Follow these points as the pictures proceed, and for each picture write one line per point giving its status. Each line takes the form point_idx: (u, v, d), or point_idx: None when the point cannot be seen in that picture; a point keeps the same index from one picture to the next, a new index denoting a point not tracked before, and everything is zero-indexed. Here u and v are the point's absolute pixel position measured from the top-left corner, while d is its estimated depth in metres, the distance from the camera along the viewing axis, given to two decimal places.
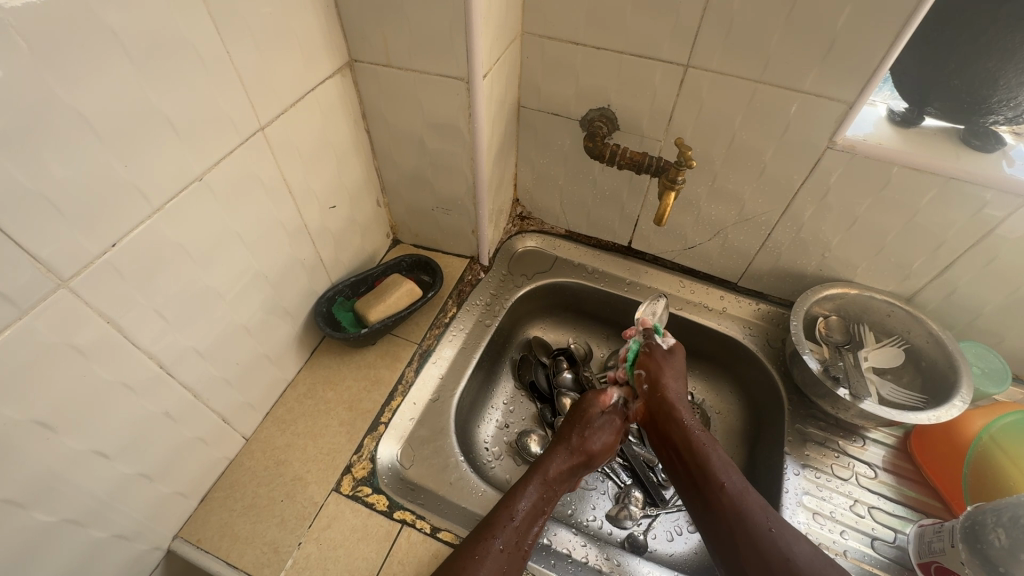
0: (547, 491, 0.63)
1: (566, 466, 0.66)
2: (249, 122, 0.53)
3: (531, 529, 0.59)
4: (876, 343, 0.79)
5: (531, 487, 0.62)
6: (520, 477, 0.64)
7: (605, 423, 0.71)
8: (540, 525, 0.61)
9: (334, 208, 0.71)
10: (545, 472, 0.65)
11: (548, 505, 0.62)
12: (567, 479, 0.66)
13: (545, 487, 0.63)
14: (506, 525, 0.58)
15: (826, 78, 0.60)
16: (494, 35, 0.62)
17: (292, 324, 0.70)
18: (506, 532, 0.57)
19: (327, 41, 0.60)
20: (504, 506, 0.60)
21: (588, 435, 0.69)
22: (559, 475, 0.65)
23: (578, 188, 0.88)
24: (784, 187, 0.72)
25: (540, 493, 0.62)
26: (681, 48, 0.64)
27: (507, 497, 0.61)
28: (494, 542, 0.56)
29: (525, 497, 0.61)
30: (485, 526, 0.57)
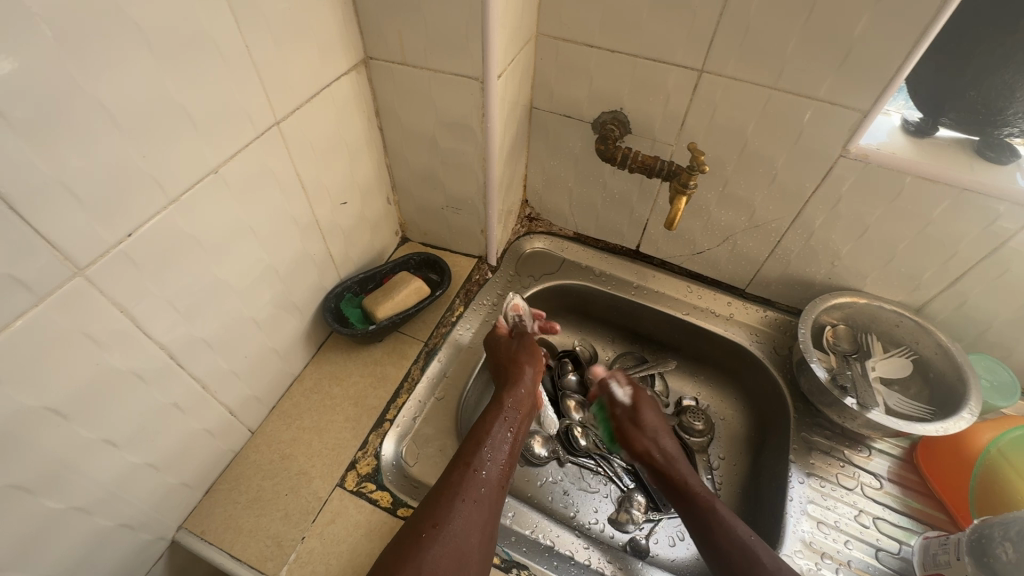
0: (512, 419, 0.68)
1: (522, 395, 0.71)
2: (265, 117, 0.53)
3: (505, 453, 0.65)
4: (884, 353, 0.79)
5: (498, 417, 0.68)
6: (483, 412, 0.69)
7: (534, 357, 0.76)
8: (512, 446, 0.66)
9: (345, 204, 0.71)
10: (505, 403, 0.70)
11: (514, 430, 0.68)
12: (525, 404, 0.71)
13: (507, 415, 0.69)
14: (483, 449, 0.63)
15: (841, 86, 0.60)
16: (510, 36, 0.62)
17: (300, 319, 0.70)
18: (483, 454, 0.63)
19: (344, 38, 0.60)
20: (475, 435, 0.65)
21: (520, 353, 0.76)
22: (517, 401, 0.71)
23: (587, 191, 0.88)
24: (795, 195, 0.72)
25: (505, 421, 0.68)
26: (696, 53, 0.64)
27: (479, 428, 0.66)
28: (473, 465, 0.61)
29: (492, 425, 0.67)
30: (462, 453, 0.62)
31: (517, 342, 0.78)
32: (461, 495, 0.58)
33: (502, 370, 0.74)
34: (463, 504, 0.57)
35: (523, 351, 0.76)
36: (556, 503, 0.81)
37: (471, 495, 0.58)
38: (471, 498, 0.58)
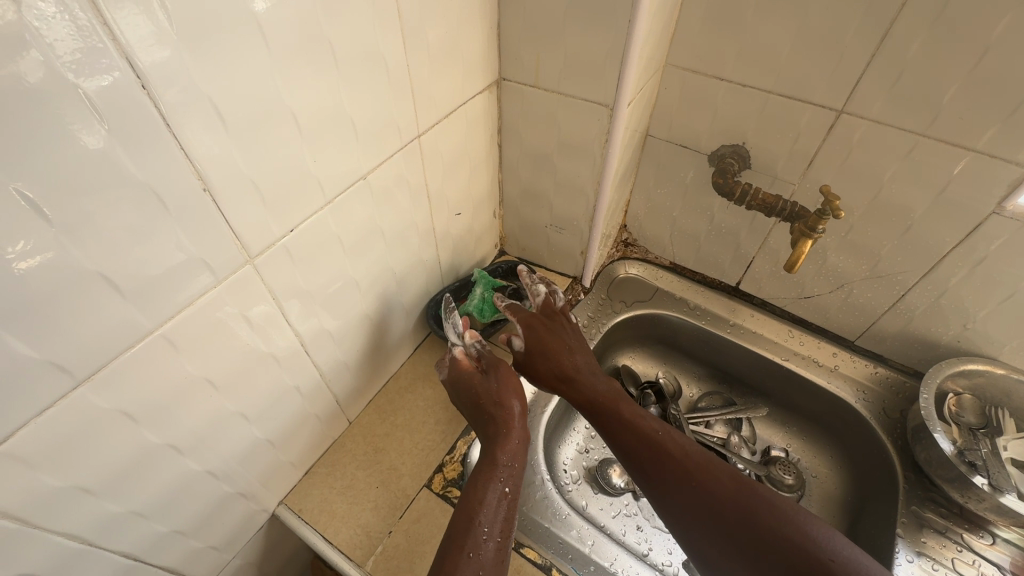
0: (506, 476, 0.56)
1: (513, 441, 0.58)
2: (410, 130, 0.56)
3: (503, 516, 0.53)
4: (1018, 432, 0.71)
5: (486, 484, 0.55)
6: (468, 480, 0.56)
7: (518, 389, 0.63)
8: (510, 509, 0.54)
9: (458, 214, 0.74)
10: (494, 463, 0.57)
11: (510, 486, 0.55)
12: (518, 454, 0.58)
13: (500, 473, 0.56)
14: (477, 525, 0.51)
15: (1006, 138, 0.55)
16: (644, 65, 0.62)
17: (405, 319, 0.73)
18: (477, 532, 0.50)
19: (483, 59, 0.63)
20: (467, 507, 0.53)
21: (494, 397, 0.61)
22: (507, 454, 0.57)
23: (692, 222, 0.87)
24: (931, 249, 0.67)
25: (495, 483, 0.55)
26: (837, 94, 0.62)
27: (468, 499, 0.54)
28: (468, 546, 0.49)
29: (483, 490, 0.54)
30: (452, 533, 0.50)
31: (495, 377, 0.63)
32: None
33: (478, 421, 0.62)
34: None
35: (485, 386, 0.63)
36: (629, 538, 0.78)
37: None
38: None
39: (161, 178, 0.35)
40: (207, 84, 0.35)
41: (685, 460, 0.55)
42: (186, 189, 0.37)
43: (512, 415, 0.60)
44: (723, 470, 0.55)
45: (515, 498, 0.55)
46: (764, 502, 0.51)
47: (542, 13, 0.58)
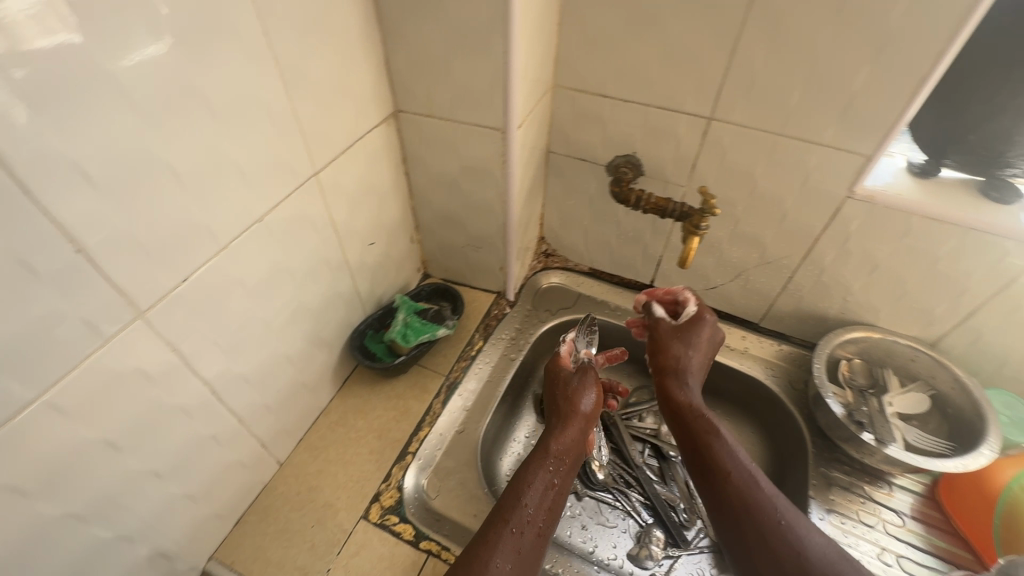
0: (556, 468, 0.63)
1: (569, 440, 0.67)
2: (305, 168, 0.57)
3: (547, 502, 0.60)
4: (901, 388, 0.79)
5: (540, 470, 0.62)
6: (525, 460, 0.64)
7: (591, 397, 0.73)
8: (555, 499, 0.61)
9: (372, 244, 0.75)
10: (549, 449, 0.65)
11: (558, 480, 0.63)
12: (571, 451, 0.66)
13: (551, 464, 0.64)
14: (521, 502, 0.58)
15: (844, 131, 0.63)
16: (529, 89, 0.67)
17: (329, 353, 0.73)
18: (523, 510, 0.57)
19: (376, 94, 0.65)
20: (517, 484, 0.60)
21: (571, 398, 0.72)
22: (561, 449, 0.66)
23: (602, 229, 0.92)
24: (804, 234, 0.75)
25: (548, 470, 0.63)
26: (704, 103, 0.68)
27: (517, 480, 0.61)
28: (510, 520, 0.56)
29: (535, 473, 0.62)
30: (502, 502, 0.58)
31: (577, 378, 0.76)
32: (498, 555, 0.52)
33: (555, 413, 0.72)
34: (501, 561, 0.52)
35: (575, 390, 0.74)
36: (575, 538, 0.82)
37: (510, 555, 0.53)
38: (510, 550, 0.53)
39: (27, 243, 0.35)
40: (70, 146, 0.35)
41: (765, 517, 0.54)
42: (57, 252, 0.37)
43: (578, 418, 0.70)
44: (807, 529, 0.53)
45: (561, 494, 0.62)
46: (845, 573, 0.49)
47: (425, 47, 0.61)
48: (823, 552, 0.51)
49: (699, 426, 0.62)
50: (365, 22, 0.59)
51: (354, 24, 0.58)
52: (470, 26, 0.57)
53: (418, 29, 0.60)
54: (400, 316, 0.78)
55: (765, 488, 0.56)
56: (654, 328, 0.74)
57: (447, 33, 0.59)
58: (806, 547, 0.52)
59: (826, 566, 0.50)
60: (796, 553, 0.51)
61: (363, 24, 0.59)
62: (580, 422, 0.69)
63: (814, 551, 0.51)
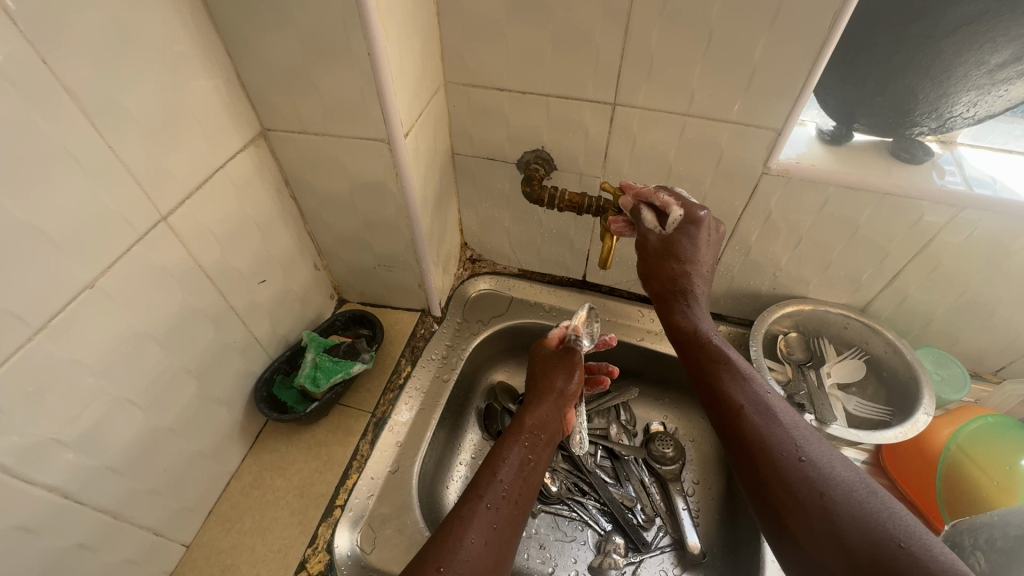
0: (529, 443, 0.65)
1: (543, 415, 0.68)
2: (148, 214, 0.48)
3: (521, 479, 0.61)
4: (837, 356, 0.79)
5: (515, 446, 0.64)
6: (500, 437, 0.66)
7: (569, 373, 0.72)
8: (530, 474, 0.62)
9: (264, 281, 0.67)
10: (525, 425, 0.67)
11: (533, 455, 0.64)
12: (548, 427, 0.68)
13: (527, 439, 0.65)
14: (494, 477, 0.59)
15: (752, 106, 0.59)
16: (413, 91, 0.59)
17: (229, 412, 0.65)
18: (496, 486, 0.59)
19: (232, 114, 0.56)
20: (490, 461, 0.62)
21: (549, 374, 0.72)
22: (537, 424, 0.67)
23: (525, 229, 0.86)
24: (727, 214, 0.72)
25: (523, 446, 0.64)
26: (606, 88, 0.63)
27: (493, 455, 0.63)
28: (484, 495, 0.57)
29: (508, 449, 0.63)
30: (474, 481, 0.59)
31: (557, 356, 0.75)
32: (471, 531, 0.53)
33: (531, 390, 0.73)
34: (476, 537, 0.53)
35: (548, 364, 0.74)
36: (533, 560, 0.78)
37: (484, 531, 0.54)
38: (483, 528, 0.54)
39: None
40: None
41: (781, 451, 0.48)
42: None
43: (549, 395, 0.70)
44: (828, 460, 0.47)
45: (536, 470, 0.63)
46: (874, 511, 0.43)
47: (279, 55, 0.53)
48: (846, 487, 0.45)
49: (706, 356, 0.57)
50: (199, 33, 0.50)
51: (182, 37, 0.49)
52: (323, 27, 0.50)
53: (266, 35, 0.52)
54: (315, 352, 0.70)
55: (781, 424, 0.50)
56: (642, 241, 0.63)
57: (300, 37, 0.51)
58: (827, 482, 0.45)
59: (852, 505, 0.43)
60: (818, 490, 0.45)
61: (198, 36, 0.50)
62: (555, 396, 0.70)
63: (835, 488, 0.45)
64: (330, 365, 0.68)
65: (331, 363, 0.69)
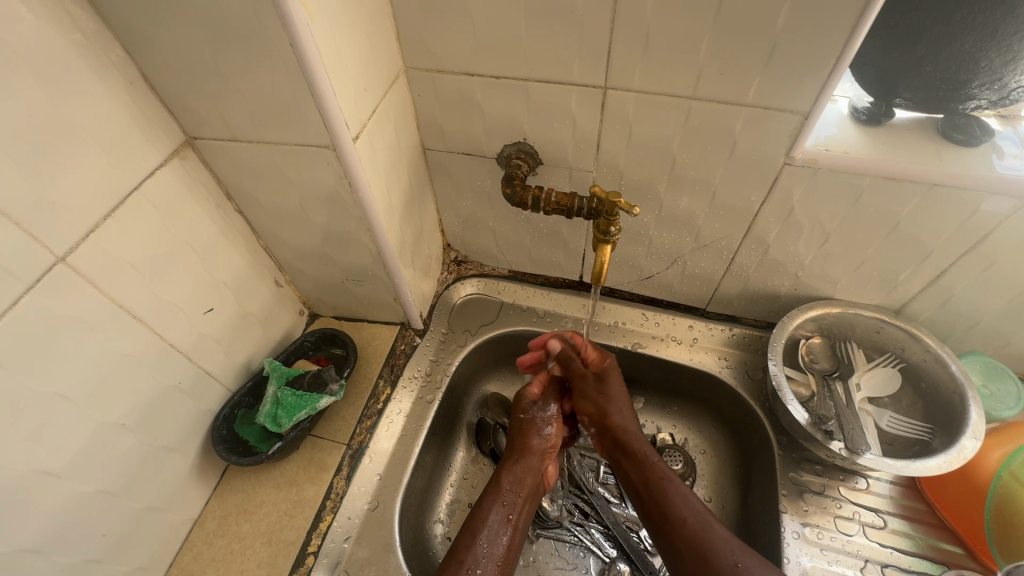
0: (510, 503, 0.61)
1: (523, 473, 0.63)
2: (36, 259, 0.41)
3: (502, 544, 0.58)
4: (868, 364, 0.70)
5: (496, 502, 0.60)
6: (481, 491, 0.62)
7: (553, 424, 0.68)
8: (512, 534, 0.59)
9: (213, 310, 0.59)
10: (503, 484, 0.62)
11: (514, 514, 0.60)
12: (527, 484, 0.63)
13: (506, 498, 0.61)
14: (477, 541, 0.57)
15: (770, 86, 0.49)
16: (361, 83, 0.49)
17: (183, 458, 0.58)
18: (477, 548, 0.56)
19: (145, 126, 0.48)
20: (472, 520, 0.59)
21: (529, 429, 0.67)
22: (515, 482, 0.63)
23: (511, 229, 0.76)
24: (741, 210, 0.62)
25: (503, 505, 0.60)
26: (593, 69, 0.53)
27: (474, 516, 0.59)
28: (467, 562, 0.55)
29: (487, 510, 0.60)
30: (456, 547, 0.56)
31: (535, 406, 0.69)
32: None
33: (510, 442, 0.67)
34: None
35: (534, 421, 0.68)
36: None
37: None
38: None
39: None
40: None
41: None
42: None
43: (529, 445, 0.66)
44: None
45: (517, 531, 0.60)
46: None
47: (190, 53, 0.44)
48: None
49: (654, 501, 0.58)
50: (86, 33, 0.41)
51: (60, 38, 0.39)
52: (231, 16, 0.40)
53: (169, 30, 0.42)
54: (275, 385, 0.63)
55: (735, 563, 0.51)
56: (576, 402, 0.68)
57: (209, 29, 0.42)
58: None
59: None
60: None
61: (84, 36, 0.41)
62: (534, 466, 0.64)
63: None
64: (291, 401, 0.62)
65: (292, 399, 0.62)
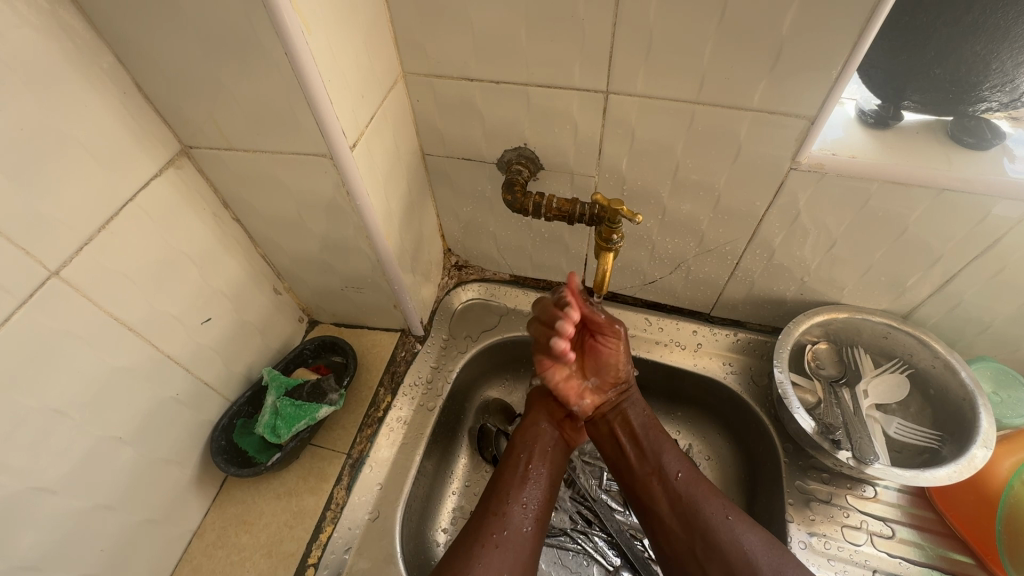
0: (532, 457, 0.64)
1: (539, 429, 0.67)
2: (28, 274, 0.40)
3: (532, 497, 0.61)
4: (875, 370, 0.69)
5: (520, 461, 0.64)
6: (504, 452, 0.66)
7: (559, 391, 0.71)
8: (538, 486, 0.62)
9: (210, 319, 0.58)
10: (522, 442, 0.66)
11: (538, 469, 0.64)
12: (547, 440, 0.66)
13: (529, 455, 0.64)
14: (506, 493, 0.60)
15: (776, 90, 0.48)
16: (358, 90, 0.49)
17: (181, 470, 0.58)
18: (506, 499, 0.60)
19: (139, 136, 0.47)
20: (497, 480, 0.62)
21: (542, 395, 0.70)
22: (536, 440, 0.66)
23: (512, 234, 0.76)
24: (746, 216, 0.61)
25: (528, 461, 0.64)
26: (595, 74, 0.52)
27: (497, 477, 0.63)
28: (498, 510, 0.59)
29: (510, 467, 0.63)
30: (485, 502, 0.60)
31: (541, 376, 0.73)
32: (484, 548, 0.55)
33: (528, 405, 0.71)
34: (486, 554, 0.55)
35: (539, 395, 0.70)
36: None
37: (497, 542, 0.56)
38: (492, 545, 0.56)
39: None
40: None
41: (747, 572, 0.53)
42: None
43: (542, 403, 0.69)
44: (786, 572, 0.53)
45: (543, 484, 0.63)
46: None
47: (184, 62, 0.43)
48: None
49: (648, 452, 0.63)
50: (77, 42, 0.40)
51: (50, 49, 0.39)
52: (225, 24, 0.39)
53: (162, 39, 0.41)
54: (273, 395, 0.63)
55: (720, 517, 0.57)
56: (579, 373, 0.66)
57: (202, 38, 0.41)
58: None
59: None
60: None
61: (76, 46, 0.40)
62: (552, 424, 0.67)
63: None
64: (289, 412, 0.61)
65: (290, 410, 0.61)
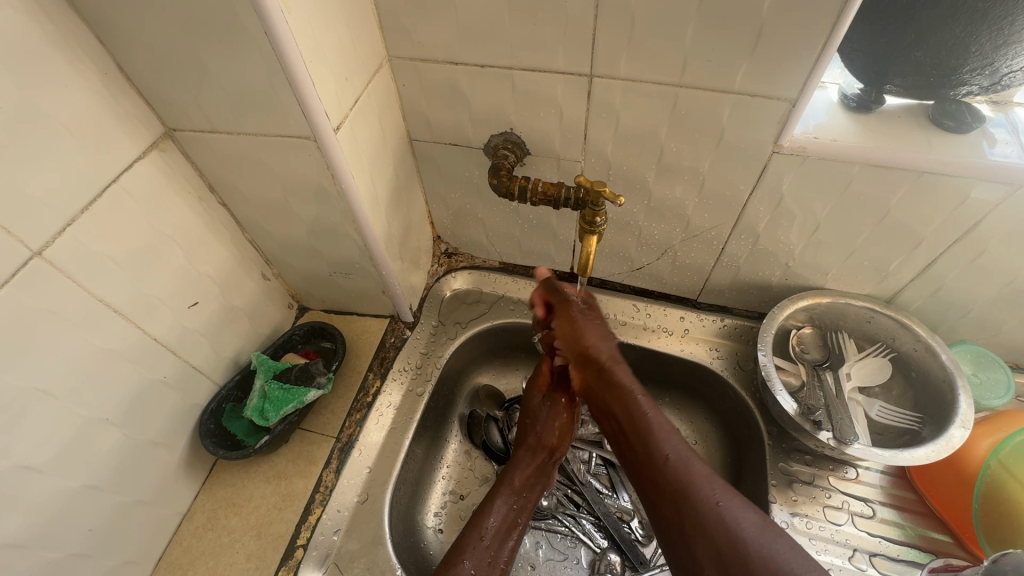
0: (518, 504, 0.60)
1: (529, 471, 0.63)
2: (10, 254, 0.40)
3: (507, 547, 0.58)
4: (859, 354, 0.70)
5: (502, 503, 0.60)
6: (490, 489, 0.61)
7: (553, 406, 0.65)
8: (517, 537, 0.59)
9: (197, 304, 0.58)
10: (514, 484, 0.61)
11: (520, 518, 0.60)
12: (536, 487, 0.63)
13: (515, 499, 0.60)
14: (481, 542, 0.56)
15: (758, 73, 0.48)
16: (342, 74, 0.49)
17: (170, 452, 0.58)
18: (481, 547, 0.56)
19: (123, 118, 0.47)
20: (476, 521, 0.58)
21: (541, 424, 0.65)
22: (526, 482, 0.62)
23: (501, 221, 0.76)
24: (730, 200, 0.61)
25: (512, 506, 0.60)
26: (579, 57, 0.52)
27: (477, 513, 0.59)
28: (466, 556, 0.55)
29: (493, 508, 0.59)
30: (457, 545, 0.56)
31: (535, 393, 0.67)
32: None
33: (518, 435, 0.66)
34: None
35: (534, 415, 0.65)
36: None
37: None
38: None
39: None
40: None
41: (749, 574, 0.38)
42: None
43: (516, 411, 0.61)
44: (746, 520, 0.41)
45: (517, 531, 0.60)
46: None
47: (165, 43, 0.43)
48: None
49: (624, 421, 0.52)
50: (57, 22, 0.40)
51: (29, 28, 0.39)
52: (205, 6, 0.39)
53: (143, 20, 0.41)
54: (262, 380, 0.63)
55: (696, 464, 0.46)
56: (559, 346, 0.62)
57: (182, 18, 0.41)
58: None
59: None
60: None
61: (57, 26, 0.41)
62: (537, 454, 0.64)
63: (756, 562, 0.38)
64: (278, 396, 0.62)
65: (277, 394, 0.62)
